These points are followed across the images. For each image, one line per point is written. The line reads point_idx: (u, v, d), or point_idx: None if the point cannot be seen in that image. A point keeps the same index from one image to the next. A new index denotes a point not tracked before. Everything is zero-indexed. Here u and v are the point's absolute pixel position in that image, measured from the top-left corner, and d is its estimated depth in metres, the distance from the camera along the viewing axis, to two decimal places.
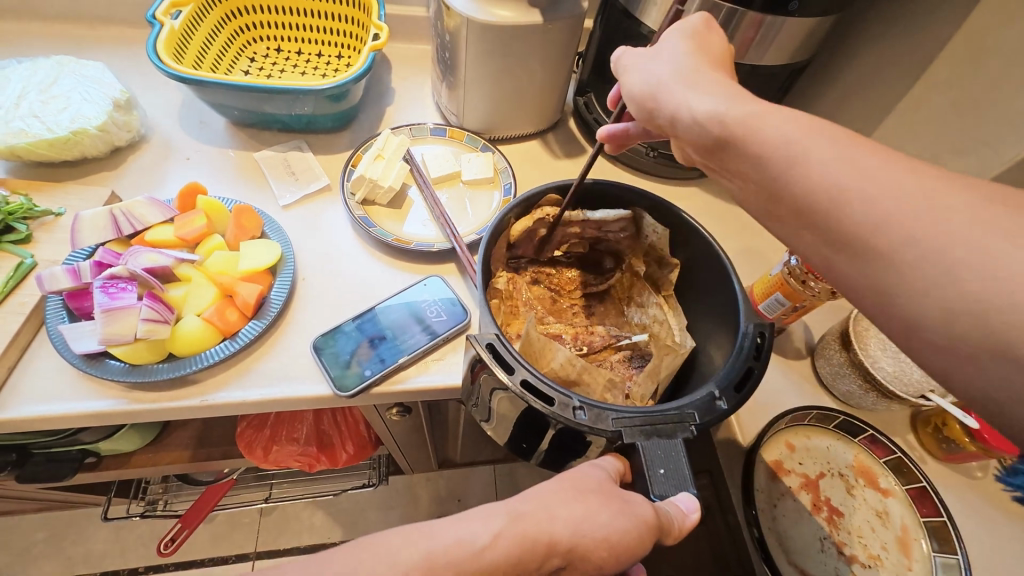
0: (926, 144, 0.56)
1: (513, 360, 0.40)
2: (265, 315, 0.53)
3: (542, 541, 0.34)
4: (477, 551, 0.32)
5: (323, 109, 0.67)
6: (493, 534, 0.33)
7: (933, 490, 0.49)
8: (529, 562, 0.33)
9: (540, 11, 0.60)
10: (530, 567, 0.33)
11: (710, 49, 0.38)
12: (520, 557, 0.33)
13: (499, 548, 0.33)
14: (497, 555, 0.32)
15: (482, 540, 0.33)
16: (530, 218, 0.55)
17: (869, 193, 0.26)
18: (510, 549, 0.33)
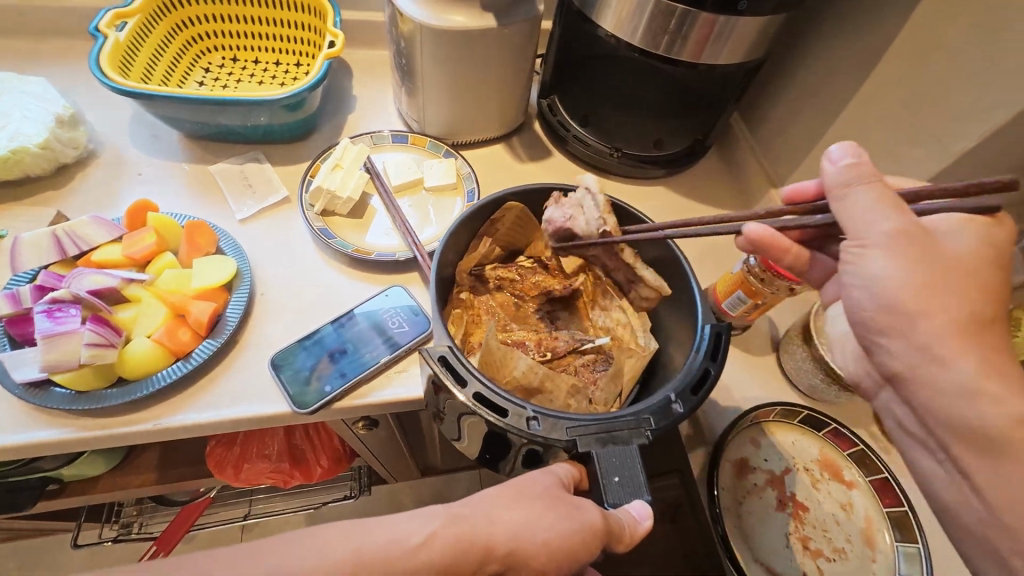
0: (878, 138, 0.57)
1: (466, 373, 0.39)
2: (220, 334, 0.51)
3: (479, 546, 0.32)
4: (408, 551, 0.30)
5: (280, 119, 0.66)
6: (428, 532, 0.31)
7: (894, 481, 0.50)
8: (463, 566, 0.31)
9: (493, 15, 0.59)
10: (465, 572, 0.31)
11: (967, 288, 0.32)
12: (455, 559, 0.31)
13: (434, 547, 0.31)
14: (432, 553, 0.30)
15: (416, 537, 0.31)
16: (489, 224, 0.54)
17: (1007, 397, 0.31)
18: (443, 552, 0.31)
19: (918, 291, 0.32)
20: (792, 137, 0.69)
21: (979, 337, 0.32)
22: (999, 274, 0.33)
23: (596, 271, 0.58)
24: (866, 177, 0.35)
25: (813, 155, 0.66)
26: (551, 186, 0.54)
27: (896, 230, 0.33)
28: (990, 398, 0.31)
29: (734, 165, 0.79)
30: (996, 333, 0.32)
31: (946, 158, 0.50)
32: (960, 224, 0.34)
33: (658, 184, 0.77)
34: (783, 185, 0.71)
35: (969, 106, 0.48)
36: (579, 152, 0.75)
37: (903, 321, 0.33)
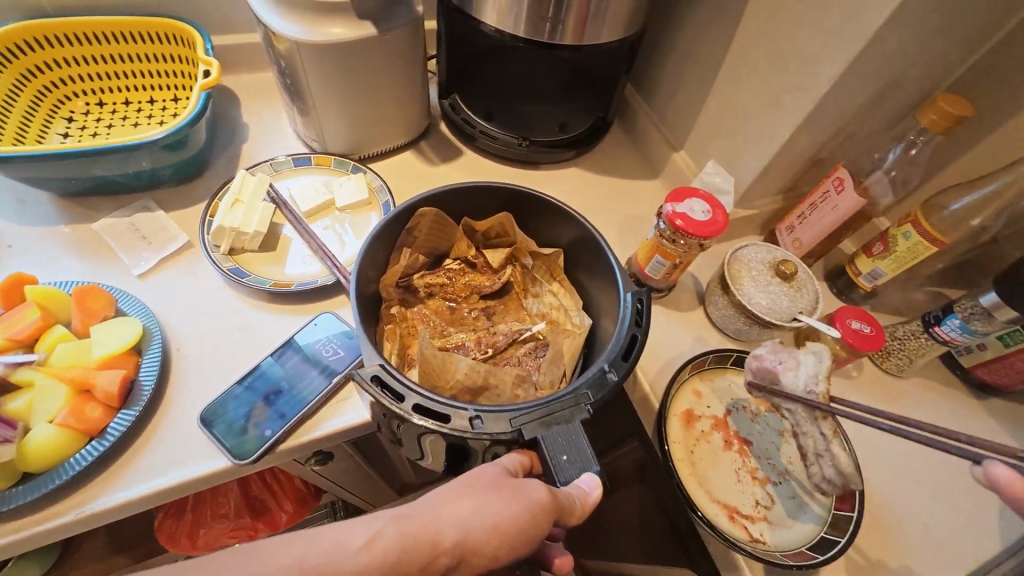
0: (753, 93, 0.61)
1: (402, 387, 0.38)
2: (136, 402, 0.47)
3: (426, 541, 0.32)
4: (351, 553, 0.29)
5: (164, 161, 0.61)
6: (370, 535, 0.31)
7: (818, 400, 0.56)
8: (412, 562, 0.31)
9: (371, 22, 0.58)
10: (413, 569, 0.31)
11: None
12: (401, 557, 0.31)
13: (377, 548, 0.30)
14: (376, 554, 0.30)
15: (359, 540, 0.30)
16: (406, 233, 0.53)
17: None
18: (389, 552, 0.30)
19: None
20: (682, 102, 0.73)
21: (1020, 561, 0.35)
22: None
23: (522, 260, 0.59)
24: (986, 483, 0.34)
25: (702, 117, 0.70)
26: (461, 186, 0.53)
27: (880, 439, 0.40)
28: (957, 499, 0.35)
29: (636, 137, 0.82)
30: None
31: (809, 102, 0.55)
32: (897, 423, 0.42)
33: (570, 165, 0.79)
34: (682, 147, 0.75)
35: (819, 53, 0.53)
36: (489, 147, 0.76)
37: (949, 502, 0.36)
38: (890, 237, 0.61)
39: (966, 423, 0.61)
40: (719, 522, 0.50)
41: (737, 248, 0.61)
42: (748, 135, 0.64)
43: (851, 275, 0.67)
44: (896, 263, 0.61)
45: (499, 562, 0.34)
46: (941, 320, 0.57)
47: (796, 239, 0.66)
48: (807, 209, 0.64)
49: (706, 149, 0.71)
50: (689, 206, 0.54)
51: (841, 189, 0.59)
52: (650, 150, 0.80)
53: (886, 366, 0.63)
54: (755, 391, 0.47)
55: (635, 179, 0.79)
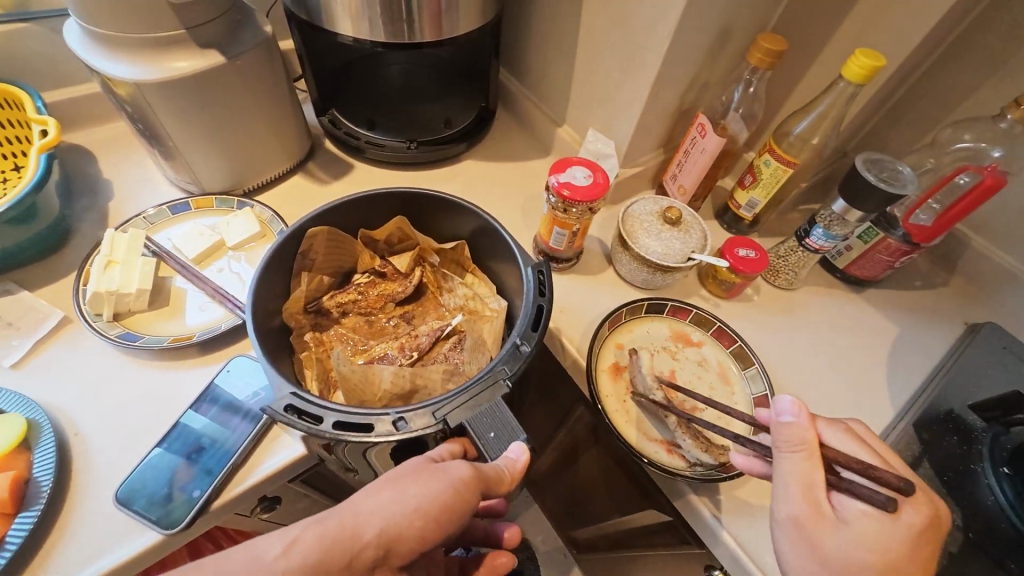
0: (610, 59, 0.65)
1: (319, 408, 0.38)
2: (35, 502, 0.43)
3: (346, 538, 0.32)
4: (268, 563, 0.30)
5: (14, 237, 0.55)
6: (286, 544, 0.31)
7: (724, 326, 0.61)
8: (334, 561, 0.32)
9: (217, 50, 0.55)
10: (335, 568, 0.31)
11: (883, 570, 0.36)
12: (322, 557, 0.31)
13: (294, 554, 0.31)
14: (293, 560, 0.31)
15: (275, 549, 0.31)
16: (301, 257, 0.52)
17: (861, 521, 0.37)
18: (308, 554, 0.31)
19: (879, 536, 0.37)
20: (553, 79, 0.76)
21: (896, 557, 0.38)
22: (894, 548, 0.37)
23: (429, 259, 0.60)
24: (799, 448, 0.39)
25: (574, 90, 0.73)
26: (348, 198, 0.53)
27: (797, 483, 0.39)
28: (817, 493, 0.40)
29: (522, 119, 0.85)
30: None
31: (657, 59, 0.59)
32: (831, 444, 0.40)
33: (465, 159, 0.80)
34: (564, 121, 0.78)
35: (654, 13, 0.57)
36: (379, 156, 0.75)
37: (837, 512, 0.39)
38: (756, 168, 0.67)
39: (851, 314, 0.69)
40: (661, 458, 0.53)
41: (628, 205, 0.65)
42: (616, 99, 0.68)
43: (733, 209, 0.73)
44: (764, 190, 0.67)
45: (428, 542, 0.34)
46: (809, 232, 0.64)
47: (680, 186, 0.71)
48: (682, 157, 0.70)
49: (585, 119, 0.74)
50: (572, 173, 0.57)
51: (704, 134, 0.64)
52: (537, 130, 0.83)
53: (778, 282, 0.70)
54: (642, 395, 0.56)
55: (530, 160, 0.81)
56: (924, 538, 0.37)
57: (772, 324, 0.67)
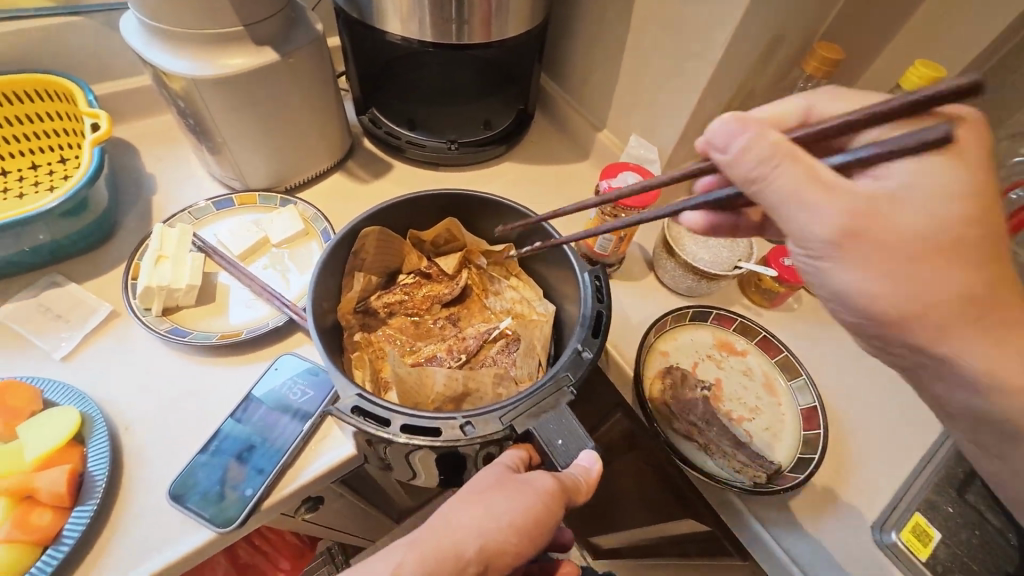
0: (658, 65, 0.65)
1: (385, 411, 0.38)
2: (91, 496, 0.43)
3: (449, 557, 0.34)
4: None
5: (65, 229, 0.55)
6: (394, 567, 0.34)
7: (769, 336, 0.61)
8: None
9: (272, 47, 0.56)
10: None
11: (946, 215, 0.31)
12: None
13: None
14: None
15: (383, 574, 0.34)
16: (354, 256, 0.52)
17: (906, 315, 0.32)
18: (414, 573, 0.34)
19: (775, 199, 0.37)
20: (597, 82, 0.75)
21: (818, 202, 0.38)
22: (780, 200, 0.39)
23: (477, 261, 0.59)
24: (772, 156, 0.31)
25: (617, 94, 0.73)
26: (402, 199, 0.53)
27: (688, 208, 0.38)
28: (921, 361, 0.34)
29: (560, 122, 0.84)
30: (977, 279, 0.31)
31: (709, 66, 0.59)
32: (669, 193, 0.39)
33: (503, 160, 0.80)
34: (605, 126, 0.78)
35: (709, 20, 0.56)
36: (419, 156, 0.75)
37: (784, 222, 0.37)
38: None
39: None
40: (711, 468, 0.52)
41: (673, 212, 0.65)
42: (662, 104, 0.67)
43: None
44: None
45: (523, 555, 0.35)
46: None
47: None
48: None
49: (627, 124, 0.74)
50: (624, 179, 0.57)
51: None
52: (575, 134, 0.82)
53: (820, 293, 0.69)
54: (670, 381, 0.58)
55: (568, 163, 0.81)
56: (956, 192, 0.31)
57: (815, 334, 0.66)
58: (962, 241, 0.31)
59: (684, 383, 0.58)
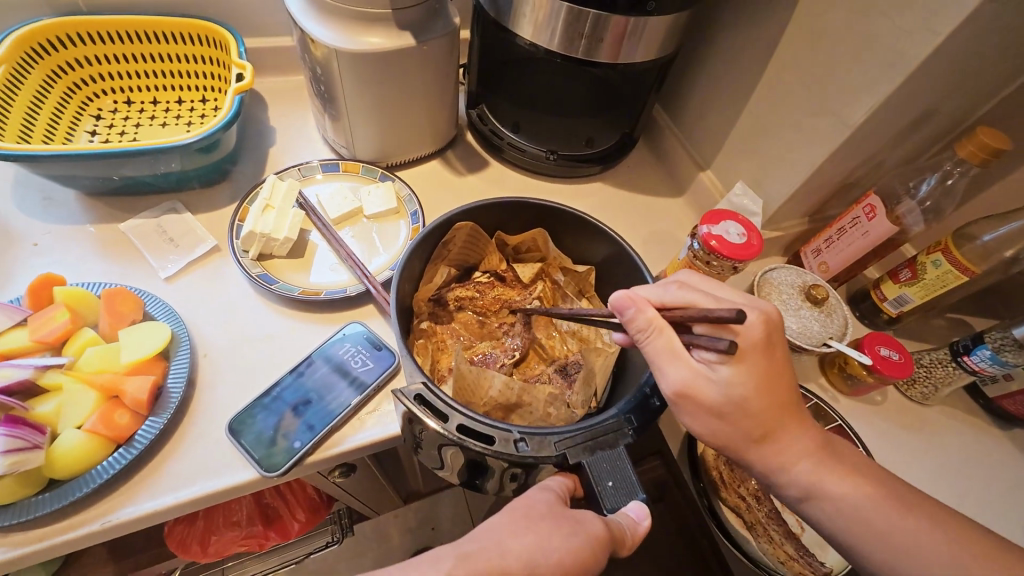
0: (786, 117, 0.61)
1: (445, 407, 0.38)
2: (164, 410, 0.47)
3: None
4: None
5: (194, 163, 0.60)
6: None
7: (845, 429, 0.56)
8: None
9: (410, 33, 0.58)
10: None
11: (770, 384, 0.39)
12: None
13: None
14: None
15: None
16: (442, 246, 0.53)
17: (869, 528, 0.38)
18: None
19: (758, 393, 0.39)
20: (712, 122, 0.73)
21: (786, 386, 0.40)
22: (777, 389, 0.40)
23: (553, 276, 0.59)
24: (649, 330, 0.39)
25: (732, 138, 0.70)
26: (499, 201, 0.54)
27: (678, 381, 0.39)
28: (817, 498, 0.40)
29: (662, 154, 0.82)
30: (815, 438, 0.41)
31: (845, 130, 0.55)
32: (671, 352, 0.39)
33: (596, 180, 0.79)
34: (709, 167, 0.75)
35: (857, 83, 0.52)
36: (516, 159, 0.75)
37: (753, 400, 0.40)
38: (918, 265, 0.61)
39: (988, 450, 0.61)
40: (750, 548, 0.50)
41: (766, 270, 0.61)
42: (779, 157, 0.64)
43: (875, 299, 0.67)
44: (923, 290, 0.61)
45: None
46: (970, 349, 0.57)
47: (823, 263, 0.66)
48: (834, 233, 0.64)
49: (734, 170, 0.71)
50: (726, 228, 0.54)
51: (872, 216, 0.59)
52: (675, 168, 0.80)
53: (910, 393, 0.63)
54: None
55: (660, 197, 0.79)
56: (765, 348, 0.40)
57: (894, 436, 0.60)
58: (797, 427, 0.40)
59: None
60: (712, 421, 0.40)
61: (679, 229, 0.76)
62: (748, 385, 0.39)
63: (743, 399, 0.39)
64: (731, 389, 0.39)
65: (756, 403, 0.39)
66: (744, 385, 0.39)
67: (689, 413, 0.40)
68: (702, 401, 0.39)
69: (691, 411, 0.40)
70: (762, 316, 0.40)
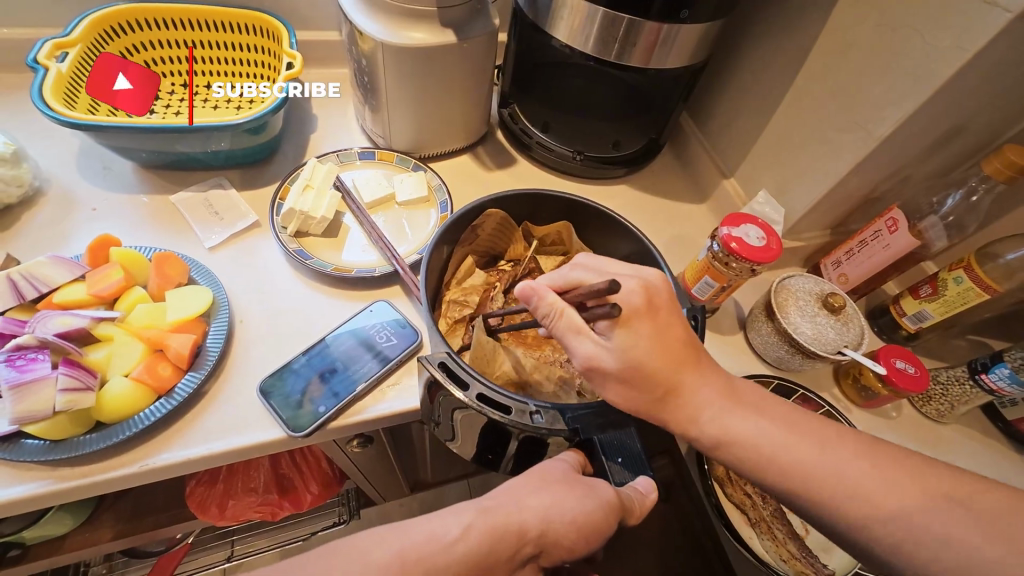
0: (812, 128, 0.62)
1: (467, 376, 0.40)
2: (203, 366, 0.50)
3: (512, 531, 0.35)
4: (448, 546, 0.33)
5: (242, 143, 0.64)
6: (463, 528, 0.34)
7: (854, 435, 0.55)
8: (502, 552, 0.34)
9: (453, 31, 0.61)
10: (502, 557, 0.34)
11: (665, 347, 0.39)
12: (491, 548, 0.34)
13: (470, 538, 0.34)
14: (469, 545, 0.34)
15: (453, 533, 0.34)
16: (471, 230, 0.56)
17: (854, 502, 0.38)
18: (480, 541, 0.34)
19: (653, 354, 0.39)
20: (738, 131, 0.74)
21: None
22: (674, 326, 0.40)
23: None
24: (551, 315, 0.40)
25: (757, 147, 0.71)
26: (528, 193, 0.56)
27: (584, 356, 0.39)
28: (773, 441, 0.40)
29: (687, 162, 0.84)
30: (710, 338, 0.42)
31: (870, 142, 0.56)
32: (575, 328, 0.39)
33: (621, 182, 0.81)
34: (734, 175, 0.76)
35: (883, 97, 0.54)
36: (544, 158, 0.78)
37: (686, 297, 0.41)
38: (939, 281, 0.61)
39: (1005, 472, 0.61)
40: (754, 545, 0.50)
41: (784, 277, 0.62)
42: (803, 168, 0.65)
43: (895, 315, 0.67)
44: (943, 307, 0.61)
45: (575, 553, 0.37)
46: (988, 368, 0.57)
47: (842, 274, 0.66)
48: (855, 246, 0.64)
49: (758, 179, 0.72)
50: (746, 231, 0.55)
51: (894, 229, 0.59)
52: (699, 176, 0.82)
53: (925, 410, 0.63)
54: None
55: (682, 202, 0.81)
56: (662, 316, 0.40)
57: None
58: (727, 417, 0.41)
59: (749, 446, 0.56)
60: (624, 389, 0.39)
61: (699, 234, 0.78)
62: (642, 347, 0.39)
63: (639, 360, 0.39)
64: (626, 354, 0.38)
65: (654, 361, 0.39)
66: (641, 349, 0.39)
67: (602, 386, 0.40)
68: (604, 370, 0.39)
69: (598, 381, 0.40)
70: (642, 283, 0.40)
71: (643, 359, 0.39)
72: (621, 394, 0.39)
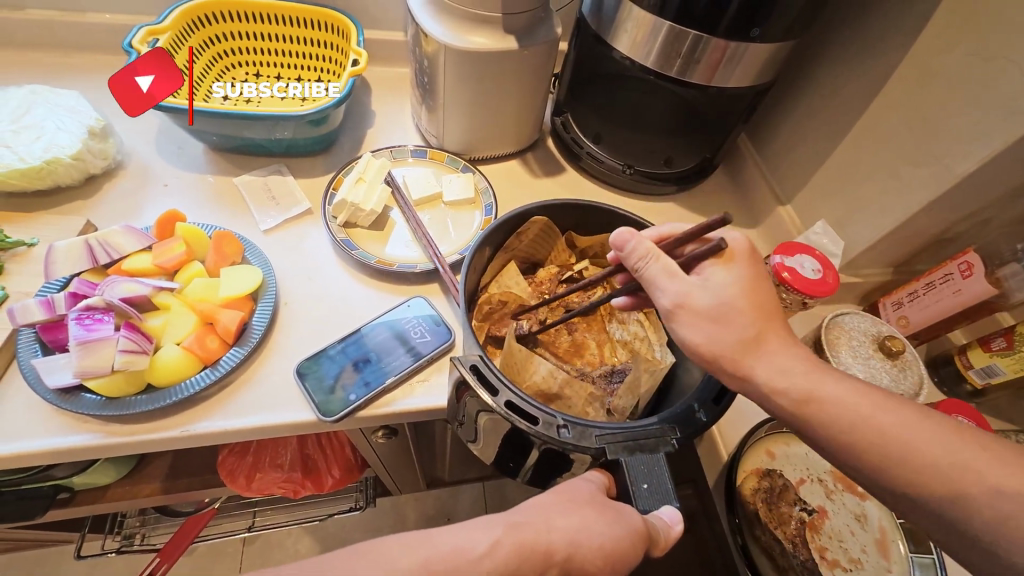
0: (883, 159, 0.59)
1: (496, 381, 0.40)
2: (247, 342, 0.52)
3: (539, 552, 0.35)
4: (473, 559, 0.33)
5: (304, 133, 0.67)
6: (491, 543, 0.34)
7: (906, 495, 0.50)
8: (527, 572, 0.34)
9: (515, 37, 0.62)
10: None
11: (752, 292, 0.41)
12: (516, 566, 0.34)
13: (497, 555, 0.33)
14: (495, 561, 0.33)
15: (481, 547, 0.34)
16: (515, 236, 0.56)
17: None
18: (508, 558, 0.34)
19: (742, 295, 0.41)
20: (799, 156, 0.71)
21: (748, 358, 0.40)
22: (761, 294, 0.41)
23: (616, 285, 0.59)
24: (648, 256, 0.42)
25: (819, 175, 0.68)
26: (572, 202, 0.55)
27: (675, 296, 0.41)
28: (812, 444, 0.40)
29: (741, 184, 0.81)
30: (770, 335, 0.40)
31: (949, 178, 0.52)
32: (670, 271, 0.41)
33: (670, 200, 0.79)
34: (792, 202, 0.73)
35: (970, 130, 0.50)
36: (592, 169, 0.77)
37: (714, 366, 0.41)
38: (1015, 335, 0.55)
39: None
40: None
41: (836, 314, 0.59)
42: (869, 201, 0.61)
43: (959, 366, 0.61)
44: (1016, 363, 0.55)
45: None
46: None
47: (903, 316, 0.62)
48: (920, 287, 0.59)
49: (818, 208, 0.68)
50: (800, 262, 0.56)
51: (967, 275, 0.54)
52: (753, 200, 0.79)
53: None
54: (766, 478, 0.54)
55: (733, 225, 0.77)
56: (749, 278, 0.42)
57: None
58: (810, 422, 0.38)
59: (783, 487, 0.54)
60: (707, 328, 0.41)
61: None
62: (734, 286, 0.41)
63: (727, 305, 0.40)
64: (720, 293, 0.41)
65: (744, 303, 0.41)
66: (734, 286, 0.41)
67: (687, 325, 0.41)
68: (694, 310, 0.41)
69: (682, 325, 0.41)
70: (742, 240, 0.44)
71: (727, 297, 0.40)
72: (705, 331, 0.41)
